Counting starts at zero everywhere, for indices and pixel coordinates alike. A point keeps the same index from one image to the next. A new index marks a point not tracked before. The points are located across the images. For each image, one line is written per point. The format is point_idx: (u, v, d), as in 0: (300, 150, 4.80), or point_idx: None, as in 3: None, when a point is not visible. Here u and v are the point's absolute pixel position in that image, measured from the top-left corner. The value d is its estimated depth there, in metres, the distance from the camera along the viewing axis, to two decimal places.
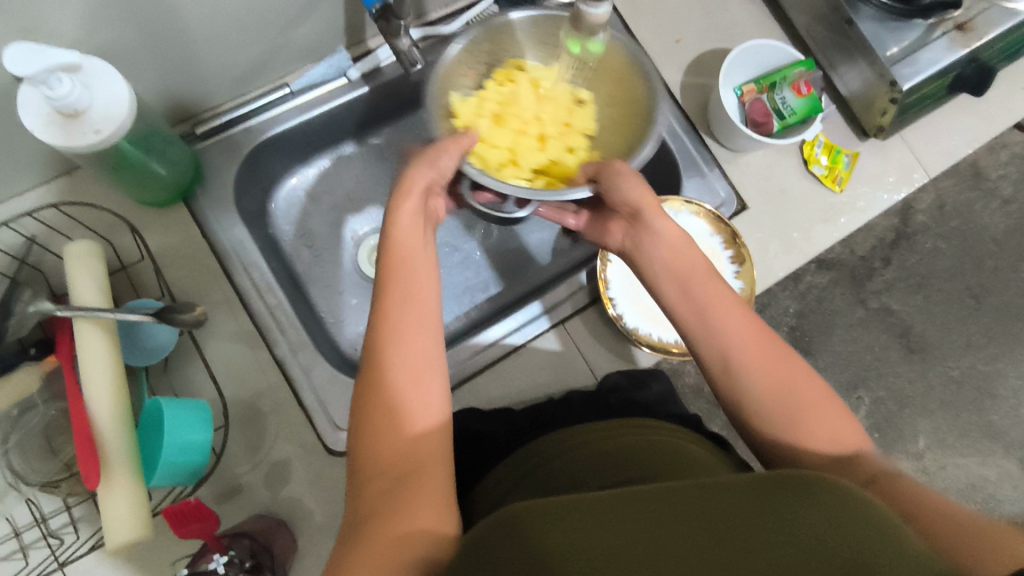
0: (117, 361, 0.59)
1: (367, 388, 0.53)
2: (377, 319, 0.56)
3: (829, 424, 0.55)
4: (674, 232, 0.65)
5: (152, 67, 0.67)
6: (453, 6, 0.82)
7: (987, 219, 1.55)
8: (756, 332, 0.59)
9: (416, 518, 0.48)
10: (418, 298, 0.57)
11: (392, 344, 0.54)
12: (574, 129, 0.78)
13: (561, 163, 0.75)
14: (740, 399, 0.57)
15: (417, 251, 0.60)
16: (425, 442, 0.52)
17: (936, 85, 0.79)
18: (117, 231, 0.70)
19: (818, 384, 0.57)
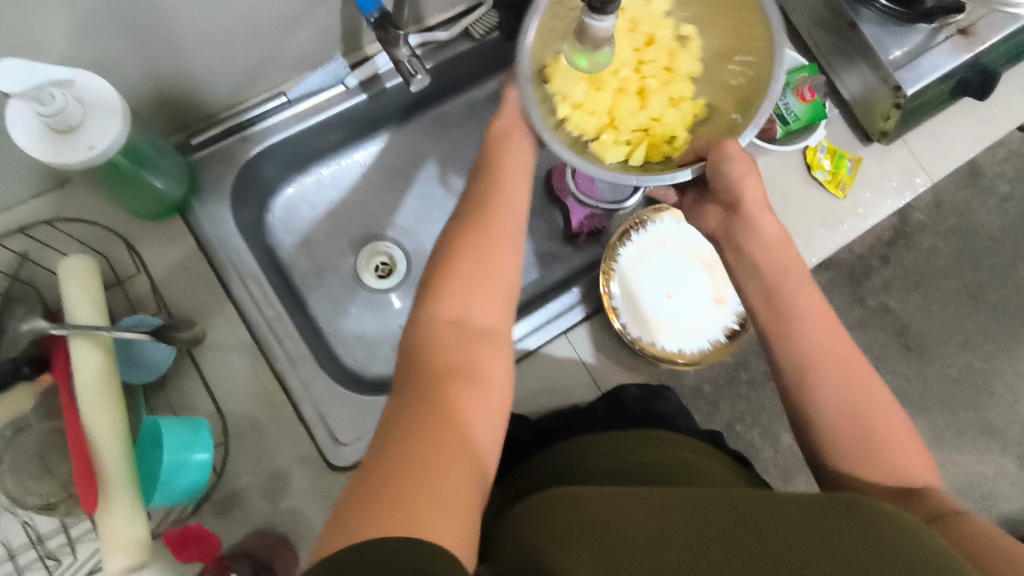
0: (113, 380, 0.58)
1: (439, 276, 0.54)
2: (457, 227, 0.58)
3: (898, 456, 0.54)
4: (773, 230, 0.64)
5: (146, 76, 0.65)
6: (451, 12, 0.81)
7: (983, 218, 1.56)
8: (835, 339, 0.59)
9: (464, 412, 0.46)
10: (494, 216, 0.58)
11: (465, 255, 0.55)
12: (678, 75, 0.69)
13: (664, 120, 0.68)
14: (805, 412, 0.58)
15: (509, 159, 0.63)
16: (482, 351, 0.51)
17: (941, 88, 0.78)
18: (113, 244, 0.68)
19: (890, 411, 0.56)
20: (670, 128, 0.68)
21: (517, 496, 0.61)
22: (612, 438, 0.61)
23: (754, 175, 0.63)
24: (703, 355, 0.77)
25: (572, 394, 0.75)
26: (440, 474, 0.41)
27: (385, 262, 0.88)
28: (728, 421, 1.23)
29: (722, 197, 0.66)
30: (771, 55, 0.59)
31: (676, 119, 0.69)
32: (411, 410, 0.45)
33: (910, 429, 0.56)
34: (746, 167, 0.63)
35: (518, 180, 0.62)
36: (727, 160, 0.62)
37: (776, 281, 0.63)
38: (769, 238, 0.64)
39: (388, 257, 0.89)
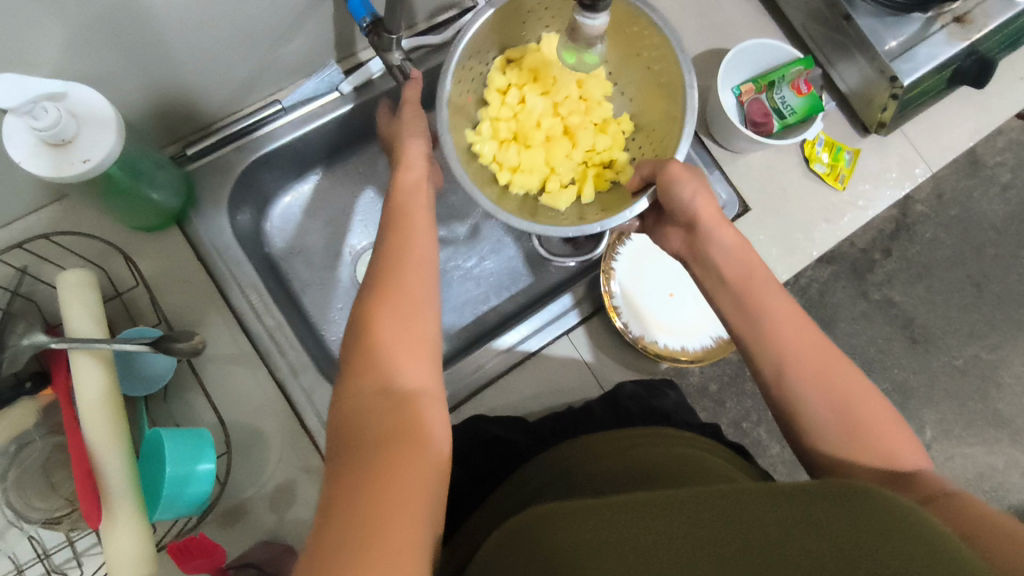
0: (114, 393, 0.58)
1: (365, 322, 0.54)
2: (380, 271, 0.58)
3: (886, 444, 0.53)
4: (734, 240, 0.65)
5: (141, 89, 0.65)
6: (443, 17, 0.81)
7: (985, 207, 1.56)
8: (807, 338, 0.59)
9: (409, 469, 0.45)
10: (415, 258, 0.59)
11: (388, 315, 0.54)
12: (592, 103, 0.75)
13: (598, 147, 0.74)
14: (793, 414, 0.57)
15: (417, 209, 0.63)
16: (416, 408, 0.50)
17: (938, 78, 0.78)
18: (111, 257, 0.68)
19: (873, 399, 0.55)
20: (606, 153, 0.75)
21: (516, 500, 0.59)
22: (598, 440, 0.61)
23: (705, 192, 0.64)
24: (706, 352, 0.77)
25: (574, 394, 0.75)
26: (390, 524, 0.41)
27: None
28: (733, 418, 1.22)
29: (680, 218, 0.67)
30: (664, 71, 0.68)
31: (608, 144, 0.75)
32: (355, 470, 0.44)
33: (890, 410, 0.55)
34: (699, 185, 0.65)
35: (423, 237, 0.61)
36: (675, 182, 0.64)
37: (746, 287, 0.62)
38: (732, 247, 0.64)
39: None
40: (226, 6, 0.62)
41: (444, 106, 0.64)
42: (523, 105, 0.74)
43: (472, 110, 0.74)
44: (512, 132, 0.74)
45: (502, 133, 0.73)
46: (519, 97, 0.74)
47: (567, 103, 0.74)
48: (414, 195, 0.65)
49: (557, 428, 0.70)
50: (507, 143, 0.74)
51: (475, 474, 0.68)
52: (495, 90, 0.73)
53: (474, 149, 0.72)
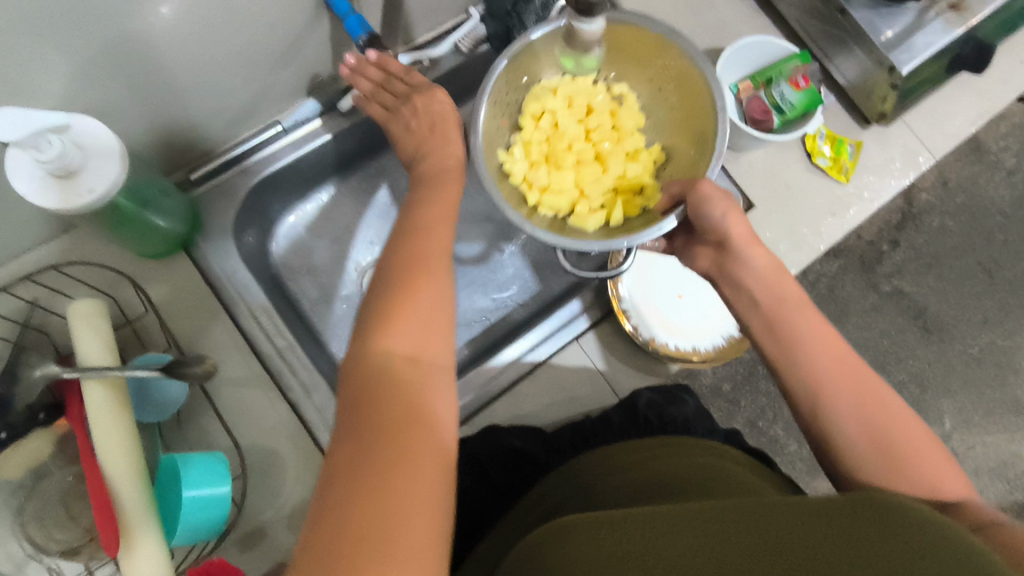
0: (128, 422, 0.58)
1: (381, 293, 0.50)
2: (401, 242, 0.55)
3: (933, 475, 0.50)
4: (764, 260, 0.62)
5: (144, 120, 0.66)
6: (439, 30, 0.81)
7: (992, 192, 1.63)
8: (841, 357, 0.56)
9: (420, 462, 0.42)
10: (432, 234, 0.56)
11: (403, 294, 0.50)
12: (625, 132, 0.76)
13: (629, 173, 0.74)
14: (828, 441, 0.54)
15: (439, 193, 0.60)
16: (430, 390, 0.46)
17: (936, 66, 0.78)
18: (120, 285, 0.68)
19: (915, 427, 0.52)
20: (637, 179, 0.74)
21: (537, 513, 0.58)
22: (618, 455, 0.61)
23: (736, 210, 0.63)
24: (717, 352, 0.76)
25: (589, 400, 0.75)
26: (397, 530, 0.38)
27: None
28: (749, 418, 1.22)
29: (709, 237, 0.65)
30: (699, 94, 0.69)
31: (639, 170, 0.74)
32: (363, 461, 0.41)
33: (932, 438, 0.52)
34: (728, 203, 0.63)
35: (434, 218, 0.57)
36: (705, 201, 0.63)
37: (777, 309, 0.60)
38: (761, 268, 0.62)
39: None
40: (224, 31, 0.62)
41: (480, 126, 0.66)
42: (556, 130, 0.75)
43: (506, 134, 0.76)
44: (543, 156, 0.75)
45: (533, 155, 0.74)
46: (552, 124, 0.75)
47: (600, 132, 0.75)
48: (426, 185, 0.62)
49: (573, 438, 0.70)
50: (539, 165, 0.74)
51: (495, 486, 0.67)
52: (529, 116, 0.75)
53: (505, 168, 0.72)
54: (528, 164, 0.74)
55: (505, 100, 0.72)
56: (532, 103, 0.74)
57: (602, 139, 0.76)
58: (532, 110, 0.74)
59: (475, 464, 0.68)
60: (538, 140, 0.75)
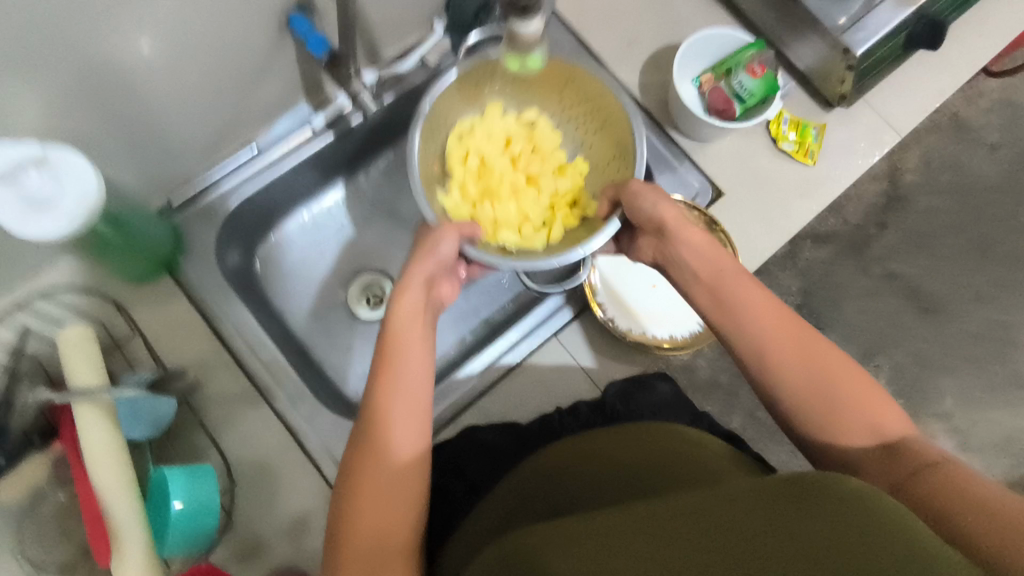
0: (118, 442, 0.59)
1: (358, 441, 0.56)
2: (377, 368, 0.59)
3: (867, 412, 0.56)
4: (698, 237, 0.66)
5: (123, 150, 0.68)
6: (405, 45, 0.83)
7: (978, 168, 1.65)
8: (781, 322, 0.60)
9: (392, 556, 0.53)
10: (411, 363, 0.59)
11: (371, 436, 0.56)
12: (546, 152, 0.80)
13: (561, 190, 0.78)
14: (774, 395, 0.59)
15: (416, 308, 0.62)
16: (401, 489, 0.55)
17: (891, 46, 0.80)
18: (110, 309, 0.70)
19: (847, 369, 0.58)
20: (570, 192, 0.78)
21: (511, 504, 0.61)
22: (576, 444, 0.63)
23: (665, 199, 0.67)
24: (694, 337, 0.77)
25: (572, 393, 0.76)
26: None
27: (378, 294, 0.89)
28: (746, 407, 1.22)
29: (647, 226, 0.68)
30: (606, 106, 0.74)
31: (569, 183, 0.78)
32: None
33: (873, 385, 0.58)
34: (658, 196, 0.68)
35: (411, 319, 0.61)
36: (635, 196, 0.68)
37: (715, 280, 0.64)
38: (696, 246, 0.66)
39: (379, 289, 0.89)
40: (194, 57, 0.65)
41: (414, 158, 0.70)
42: (484, 165, 0.79)
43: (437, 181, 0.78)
44: (480, 192, 0.78)
45: (471, 195, 0.77)
46: (479, 160, 0.79)
47: (524, 156, 0.80)
48: (422, 245, 0.67)
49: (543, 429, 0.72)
50: (478, 202, 0.77)
51: (469, 481, 0.69)
52: (456, 159, 0.78)
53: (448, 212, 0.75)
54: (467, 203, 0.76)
55: (431, 148, 0.76)
56: (456, 147, 0.78)
57: (528, 162, 0.80)
58: (457, 153, 0.78)
59: (447, 455, 0.70)
60: (471, 179, 0.78)
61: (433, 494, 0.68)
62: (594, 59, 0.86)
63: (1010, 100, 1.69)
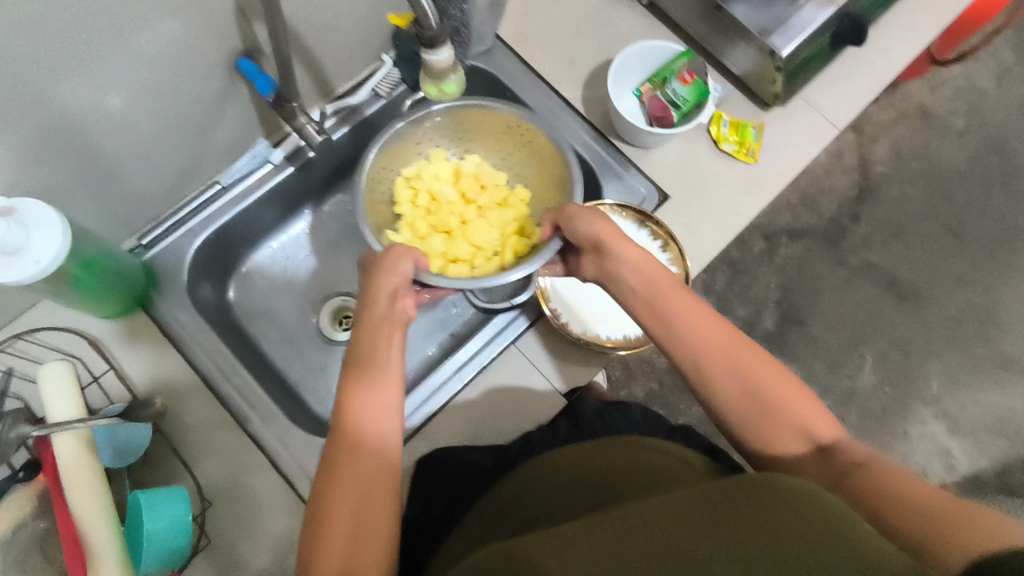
0: (94, 468, 0.63)
1: (331, 458, 0.60)
2: (347, 387, 0.64)
3: (798, 417, 0.61)
4: (632, 251, 0.71)
5: (88, 195, 0.73)
6: (356, 78, 0.88)
7: (946, 155, 1.68)
8: (712, 327, 0.65)
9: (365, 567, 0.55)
10: (382, 383, 0.64)
11: (347, 449, 0.60)
12: (489, 186, 0.88)
13: (507, 220, 0.86)
14: (711, 399, 0.64)
15: (385, 331, 0.68)
16: (375, 504, 0.58)
17: (817, 45, 0.84)
18: (87, 345, 0.74)
19: (771, 369, 0.63)
20: (516, 221, 0.85)
21: (498, 505, 0.63)
22: (546, 459, 0.65)
23: (599, 216, 0.72)
24: None
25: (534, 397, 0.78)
26: None
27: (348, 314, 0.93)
28: None
29: (585, 245, 0.73)
30: (537, 140, 0.82)
31: (513, 215, 0.86)
32: None
33: (803, 392, 0.62)
34: (590, 214, 0.73)
35: (378, 335, 0.67)
36: (572, 219, 0.73)
37: (648, 291, 0.69)
38: (631, 261, 0.70)
39: (349, 311, 0.93)
40: (147, 103, 0.69)
41: (358, 192, 0.77)
42: (433, 202, 0.86)
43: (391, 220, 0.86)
44: (431, 228, 0.85)
45: (422, 231, 0.84)
46: (428, 198, 0.86)
47: (471, 191, 0.86)
48: (379, 264, 0.71)
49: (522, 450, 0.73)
50: (431, 237, 0.85)
51: (448, 497, 0.71)
52: (405, 200, 0.86)
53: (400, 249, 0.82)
54: (419, 239, 0.84)
55: (380, 190, 0.84)
56: (404, 189, 0.86)
57: (475, 197, 0.87)
58: (406, 194, 0.85)
59: (431, 482, 0.72)
60: (420, 217, 0.85)
61: (421, 516, 0.71)
62: (539, 79, 0.91)
63: (973, 87, 1.72)
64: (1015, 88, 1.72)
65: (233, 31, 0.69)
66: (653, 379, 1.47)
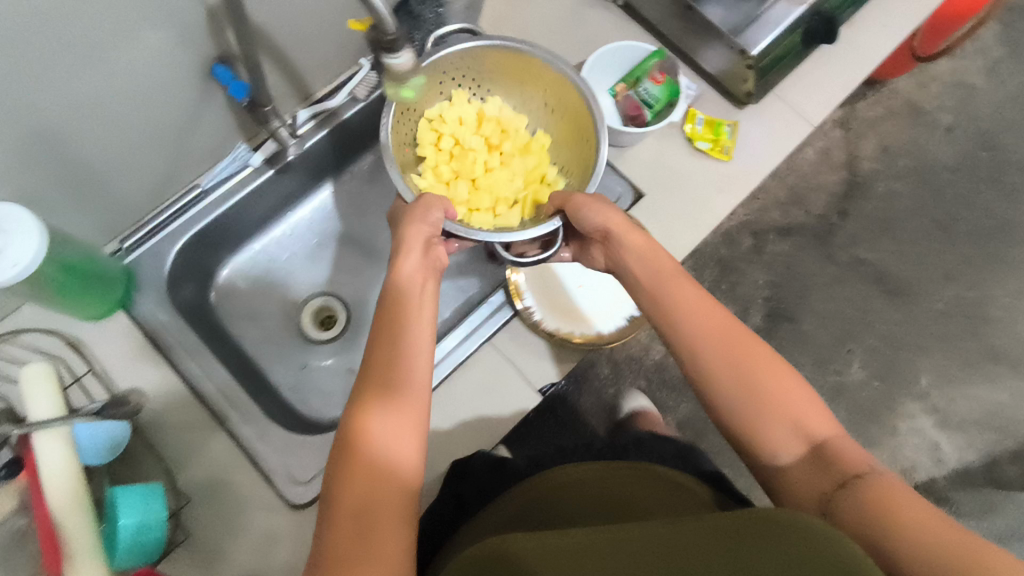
0: (75, 466, 0.64)
1: (359, 395, 0.62)
2: (382, 325, 0.65)
3: (801, 422, 0.62)
4: (641, 244, 0.71)
5: (69, 199, 0.74)
6: (336, 82, 0.90)
7: (935, 150, 1.68)
8: (719, 327, 0.66)
9: (388, 510, 0.57)
10: (414, 326, 0.65)
11: (377, 379, 0.62)
12: (511, 130, 0.88)
13: (529, 168, 0.87)
14: (713, 401, 0.65)
15: (418, 281, 0.69)
16: (399, 448, 0.59)
17: (788, 43, 0.85)
18: (66, 346, 0.75)
19: (780, 376, 0.63)
20: (537, 170, 0.87)
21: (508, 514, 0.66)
22: (579, 471, 0.68)
23: (611, 207, 0.73)
24: (620, 331, 0.83)
25: (510, 397, 0.78)
26: None
27: (330, 315, 0.95)
28: None
29: (596, 234, 0.75)
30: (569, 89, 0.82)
31: (536, 160, 0.87)
32: (334, 552, 0.54)
33: (810, 398, 0.63)
34: (603, 205, 0.74)
35: (411, 279, 0.68)
36: (581, 206, 0.74)
37: (655, 284, 0.69)
38: (640, 252, 0.71)
39: (330, 310, 0.95)
40: (125, 109, 0.71)
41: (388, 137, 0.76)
42: (456, 146, 0.87)
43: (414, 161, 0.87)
44: (454, 172, 0.87)
45: (445, 176, 0.86)
46: (451, 141, 0.87)
47: (494, 137, 0.87)
48: (409, 212, 0.72)
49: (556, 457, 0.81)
50: (454, 181, 0.86)
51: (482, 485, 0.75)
52: (428, 144, 0.86)
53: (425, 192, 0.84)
54: (443, 182, 0.86)
55: (403, 133, 0.84)
56: (426, 132, 0.86)
57: (498, 142, 0.88)
58: (429, 137, 0.86)
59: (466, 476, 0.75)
60: (443, 160, 0.87)
61: (451, 501, 0.76)
62: None
63: (961, 83, 1.72)
64: (1005, 83, 1.73)
65: (208, 38, 0.71)
66: (641, 377, 1.48)
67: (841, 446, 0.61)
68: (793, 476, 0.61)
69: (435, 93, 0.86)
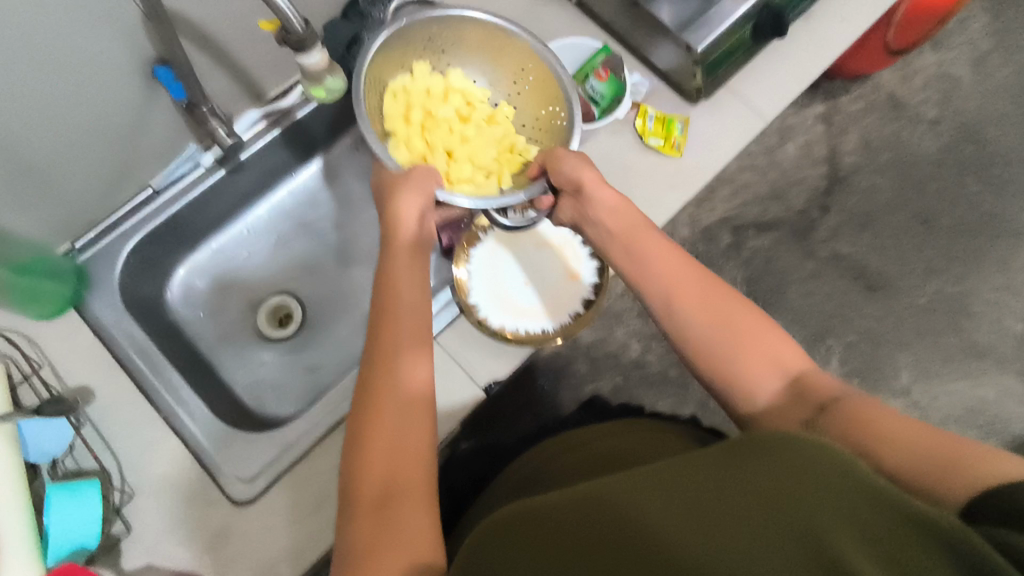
0: (17, 463, 0.66)
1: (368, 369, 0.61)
2: (381, 307, 0.66)
3: (768, 354, 0.61)
4: (613, 198, 0.72)
5: (16, 198, 0.75)
6: (284, 87, 0.92)
7: (918, 144, 1.66)
8: (687, 272, 0.67)
9: (410, 478, 0.56)
10: (410, 300, 0.66)
11: (381, 353, 0.62)
12: (476, 104, 0.88)
13: (499, 137, 0.87)
14: (682, 339, 0.65)
15: (410, 261, 0.70)
16: (413, 413, 0.59)
17: (736, 38, 0.84)
18: (17, 343, 0.75)
19: (746, 312, 0.64)
20: (507, 138, 0.87)
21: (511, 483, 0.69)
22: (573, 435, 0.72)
23: (584, 162, 0.74)
24: (564, 327, 0.83)
25: (454, 394, 0.79)
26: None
27: (287, 314, 0.97)
28: None
29: (568, 187, 0.75)
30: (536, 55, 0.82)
31: (504, 131, 0.87)
32: (356, 533, 0.53)
33: (772, 329, 0.63)
34: (580, 161, 0.74)
35: (405, 261, 0.70)
36: (558, 161, 0.75)
37: (624, 236, 0.71)
38: (611, 206, 0.72)
39: (286, 309, 0.97)
40: (67, 109, 0.72)
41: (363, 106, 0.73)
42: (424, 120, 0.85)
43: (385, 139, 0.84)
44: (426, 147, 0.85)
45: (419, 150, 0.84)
46: (418, 116, 0.85)
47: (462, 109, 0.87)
48: (400, 190, 0.73)
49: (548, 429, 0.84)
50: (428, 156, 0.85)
51: None
52: (399, 119, 0.84)
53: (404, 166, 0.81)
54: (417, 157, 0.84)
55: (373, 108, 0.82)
56: (393, 106, 0.84)
57: (466, 115, 0.87)
58: (398, 112, 0.84)
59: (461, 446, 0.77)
60: (415, 135, 0.85)
61: None
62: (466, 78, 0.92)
63: (945, 75, 1.70)
64: (991, 76, 1.70)
65: (147, 40, 0.72)
66: (617, 373, 1.47)
67: (807, 371, 0.61)
68: (766, 407, 0.60)
69: (397, 67, 0.84)
